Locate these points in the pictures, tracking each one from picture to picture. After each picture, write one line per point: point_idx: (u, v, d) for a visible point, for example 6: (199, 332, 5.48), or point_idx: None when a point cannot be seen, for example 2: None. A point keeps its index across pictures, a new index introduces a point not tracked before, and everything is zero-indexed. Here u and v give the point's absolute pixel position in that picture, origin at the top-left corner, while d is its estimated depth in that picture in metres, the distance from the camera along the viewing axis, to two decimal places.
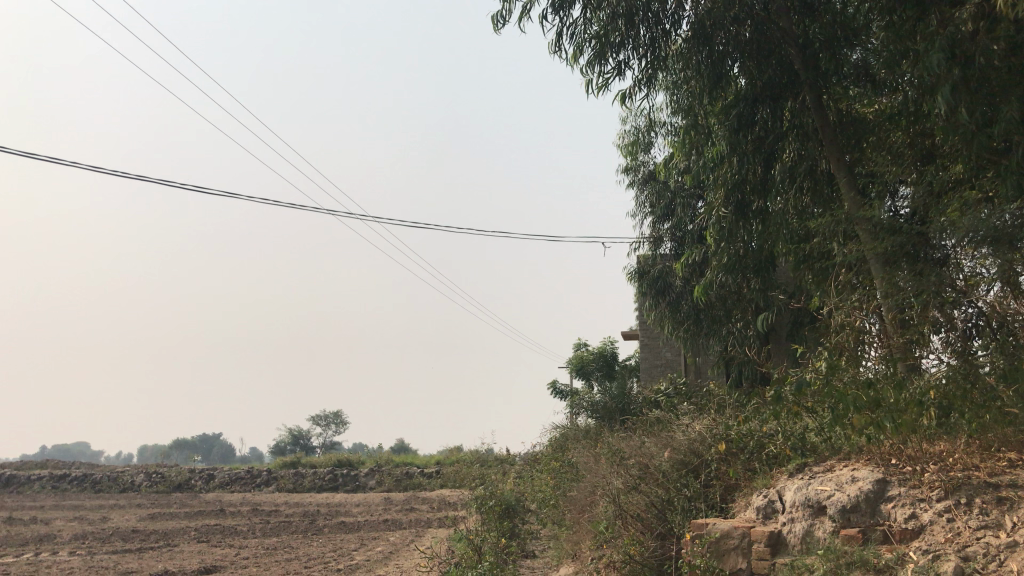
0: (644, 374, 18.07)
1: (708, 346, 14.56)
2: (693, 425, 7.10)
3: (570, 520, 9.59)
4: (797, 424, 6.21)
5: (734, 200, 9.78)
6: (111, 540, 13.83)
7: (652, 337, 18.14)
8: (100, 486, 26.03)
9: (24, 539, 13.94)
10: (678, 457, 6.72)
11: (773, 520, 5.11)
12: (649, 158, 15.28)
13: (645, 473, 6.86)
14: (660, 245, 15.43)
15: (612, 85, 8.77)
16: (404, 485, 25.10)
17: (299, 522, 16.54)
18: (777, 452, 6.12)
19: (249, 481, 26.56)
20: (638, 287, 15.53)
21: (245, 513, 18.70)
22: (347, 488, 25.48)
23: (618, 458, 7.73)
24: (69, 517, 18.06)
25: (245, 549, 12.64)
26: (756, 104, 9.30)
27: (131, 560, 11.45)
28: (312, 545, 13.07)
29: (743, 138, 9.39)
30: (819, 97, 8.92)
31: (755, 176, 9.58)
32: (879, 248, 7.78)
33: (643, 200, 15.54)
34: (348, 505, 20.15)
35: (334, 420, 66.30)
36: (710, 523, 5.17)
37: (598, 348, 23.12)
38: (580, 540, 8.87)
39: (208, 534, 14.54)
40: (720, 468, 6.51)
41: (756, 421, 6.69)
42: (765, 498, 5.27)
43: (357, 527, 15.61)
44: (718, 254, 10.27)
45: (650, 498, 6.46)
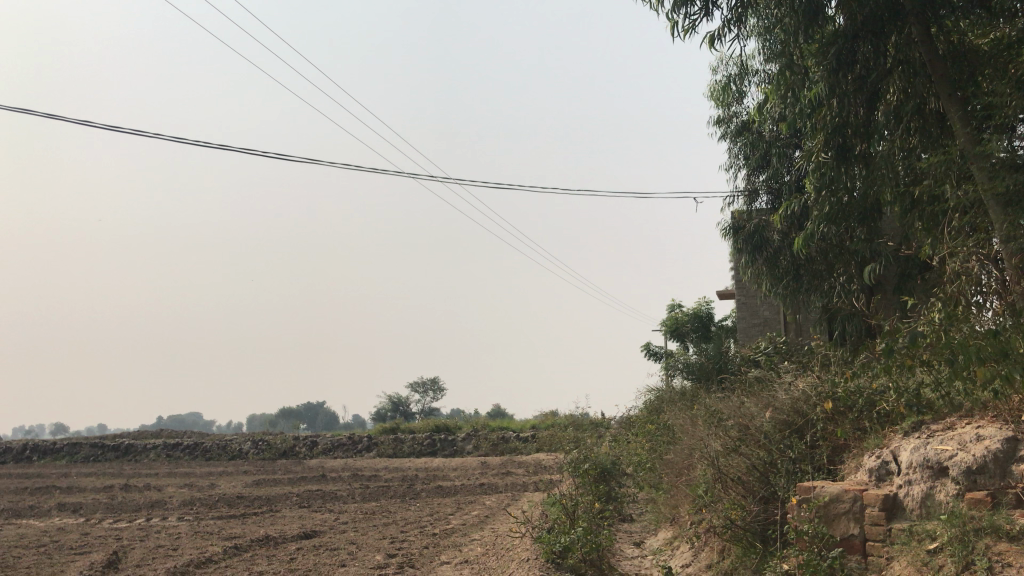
0: (741, 334, 17.50)
1: (808, 302, 13.92)
2: (795, 384, 6.70)
3: (667, 484, 9.34)
4: (912, 380, 5.73)
5: (835, 144, 9.12)
6: (218, 506, 14.25)
7: (750, 295, 17.51)
8: (211, 454, 27.06)
9: (137, 505, 14.51)
10: (782, 416, 6.34)
11: (887, 482, 4.69)
12: (741, 108, 14.64)
13: (745, 434, 6.52)
14: (755, 199, 14.80)
15: (698, 27, 8.27)
16: (501, 450, 25.23)
17: (398, 486, 16.76)
18: (890, 409, 5.67)
19: (351, 446, 27.15)
20: (733, 244, 14.94)
21: (346, 478, 19.11)
22: (445, 453, 25.77)
23: (716, 419, 7.41)
24: (180, 484, 18.78)
25: (344, 513, 12.83)
26: (856, 41, 8.66)
27: (236, 525, 11.76)
28: (410, 509, 13.19)
29: (843, 77, 8.80)
30: (927, 29, 8.15)
31: (857, 119, 8.96)
32: (998, 187, 7.12)
33: (735, 152, 14.88)
34: (446, 469, 20.35)
35: (432, 387, 67.42)
36: (817, 487, 4.82)
37: (693, 309, 22.60)
38: (679, 505, 8.60)
39: (310, 500, 14.84)
40: (826, 428, 6.10)
41: (865, 378, 6.26)
42: (878, 458, 4.85)
43: (455, 491, 15.69)
44: (819, 204, 9.66)
45: (751, 461, 6.13)
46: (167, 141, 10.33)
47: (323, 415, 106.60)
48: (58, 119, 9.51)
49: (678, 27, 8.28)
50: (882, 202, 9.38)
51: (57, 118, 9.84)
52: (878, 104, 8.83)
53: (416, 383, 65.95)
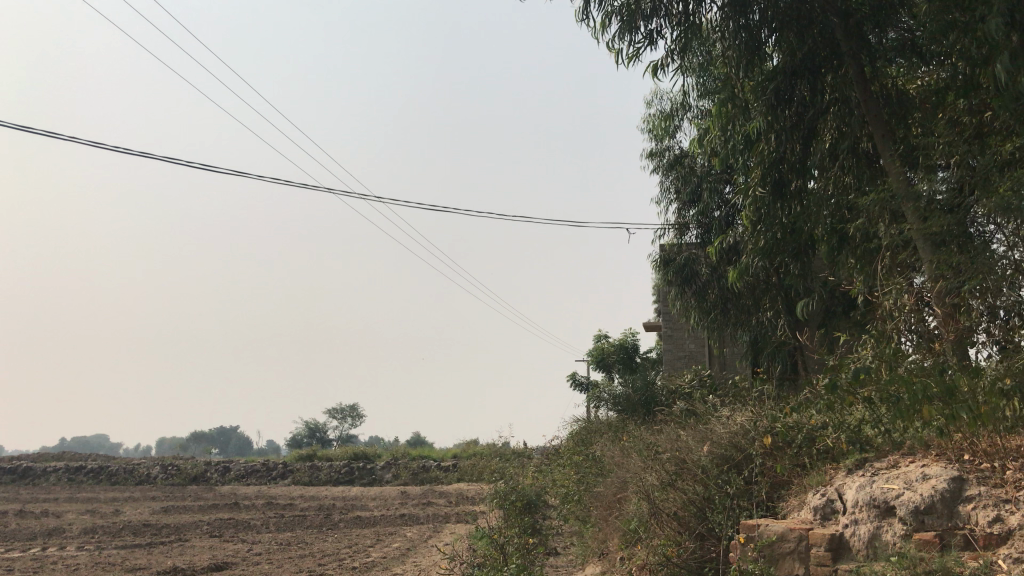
0: (667, 366, 17.54)
1: (735, 336, 14.17)
2: (733, 417, 6.60)
3: (595, 518, 9.14)
4: (853, 415, 5.69)
5: (772, 179, 9.18)
6: (121, 534, 13.47)
7: (676, 328, 17.61)
8: (116, 479, 25.82)
9: (32, 533, 13.59)
10: (719, 451, 6.22)
11: (832, 521, 4.58)
12: (675, 142, 14.78)
13: (681, 468, 6.37)
14: (686, 233, 14.84)
15: (642, 55, 8.24)
16: (421, 479, 24.73)
17: (314, 516, 16.17)
18: (830, 446, 5.61)
19: (265, 473, 26.25)
20: (663, 276, 14.90)
21: (259, 507, 18.37)
22: (363, 481, 25.12)
23: (652, 451, 7.26)
24: (81, 510, 17.76)
25: (258, 544, 12.24)
26: (794, 79, 8.76)
27: (140, 556, 11.07)
28: (327, 540, 12.67)
29: (781, 113, 8.86)
30: (863, 71, 8.28)
31: (794, 155, 9.03)
32: (929, 226, 7.21)
33: (666, 186, 14.94)
34: (365, 499, 19.79)
35: (350, 413, 66.12)
36: (762, 525, 4.69)
37: (619, 340, 22.63)
38: (608, 540, 8.40)
39: (221, 529, 14.16)
40: (764, 463, 5.98)
41: (805, 413, 6.21)
42: (822, 496, 4.75)
43: (374, 521, 15.19)
44: (754, 237, 9.69)
45: (687, 496, 6.00)
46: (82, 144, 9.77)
47: (236, 440, 103.68)
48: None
49: (622, 55, 8.24)
50: (815, 239, 9.46)
51: None
52: (815, 141, 8.94)
53: (334, 409, 64.72)
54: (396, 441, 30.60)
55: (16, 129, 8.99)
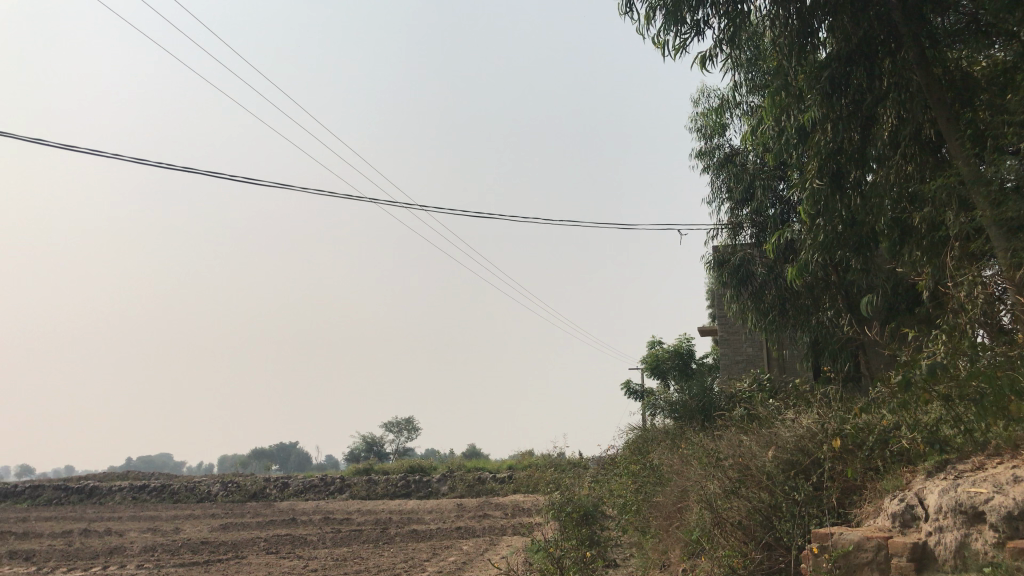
0: (724, 370, 17.11)
1: (795, 337, 13.72)
2: (798, 420, 6.27)
3: (655, 527, 8.84)
4: (927, 415, 5.31)
5: (829, 170, 8.81)
6: (181, 552, 13.51)
7: (733, 332, 17.14)
8: (178, 497, 26.14)
9: (94, 552, 13.73)
10: (785, 456, 5.90)
11: (913, 528, 4.24)
12: (724, 140, 14.44)
13: (745, 475, 6.08)
14: (740, 232, 14.44)
15: (689, 46, 7.97)
16: (477, 491, 24.56)
17: (371, 530, 16.08)
18: (906, 447, 5.26)
19: (323, 488, 26.34)
20: (717, 277, 14.52)
21: (316, 522, 18.36)
22: (420, 494, 25.03)
23: (713, 456, 6.95)
24: (143, 529, 17.95)
25: (314, 560, 12.16)
26: (850, 65, 8.37)
27: (197, 573, 11.05)
28: (383, 555, 12.54)
29: (837, 101, 8.48)
30: (922, 53, 7.86)
31: (852, 145, 8.65)
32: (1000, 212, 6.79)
33: (718, 185, 14.57)
34: (421, 512, 19.67)
35: (406, 427, 66.34)
36: (835, 534, 4.37)
37: (674, 345, 22.22)
38: (670, 553, 8.08)
39: (279, 545, 14.13)
40: (834, 467, 5.62)
41: (876, 413, 5.84)
42: (901, 502, 4.41)
43: (430, 535, 15.03)
44: (813, 232, 9.33)
45: (752, 504, 5.70)
46: (130, 161, 9.76)
47: (295, 455, 104.88)
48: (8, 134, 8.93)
49: (668, 46, 7.97)
50: (878, 231, 9.06)
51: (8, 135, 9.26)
52: (874, 129, 8.55)
53: (391, 423, 65.10)
54: (451, 453, 30.50)
55: (60, 149, 9.01)
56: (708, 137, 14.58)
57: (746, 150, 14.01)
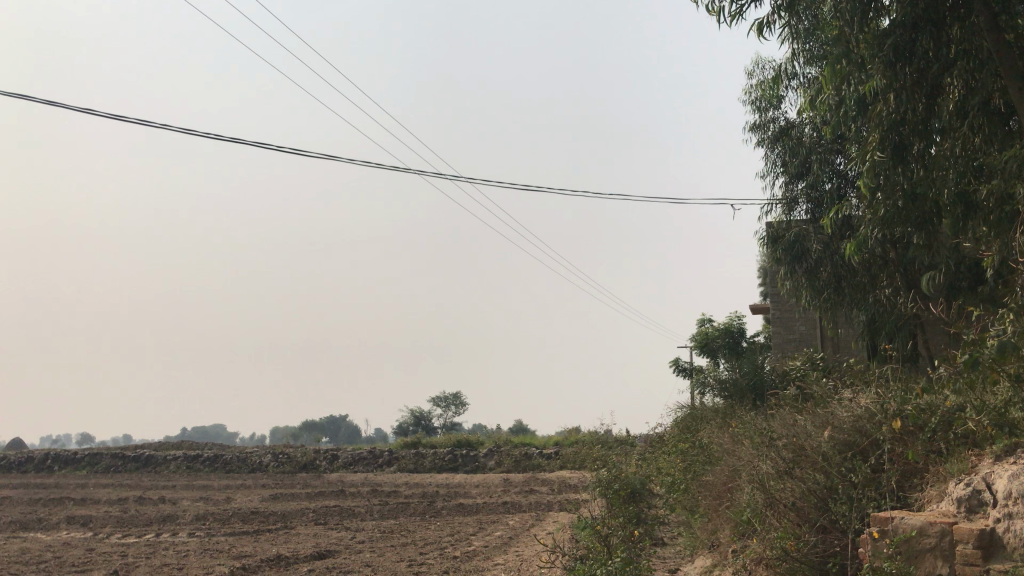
0: (776, 349, 16.79)
1: (851, 316, 13.44)
2: (856, 399, 6.07)
3: (704, 507, 8.70)
4: (995, 396, 5.06)
5: (891, 142, 8.41)
6: (231, 521, 13.72)
7: (785, 310, 16.80)
8: (230, 467, 26.64)
9: (147, 519, 13.98)
10: (841, 436, 5.71)
11: (980, 514, 4.04)
12: (779, 113, 14.09)
13: (800, 456, 5.92)
14: (794, 208, 14.08)
15: (746, 13, 7.70)
16: (524, 467, 24.59)
17: (418, 503, 16.17)
18: (971, 430, 5.04)
19: (371, 461, 26.61)
20: (771, 254, 14.19)
21: (364, 494, 18.55)
22: (466, 468, 25.15)
23: (765, 436, 6.78)
24: (196, 497, 18.31)
25: (362, 532, 12.25)
26: (915, 32, 8.02)
27: (247, 543, 11.19)
28: (429, 528, 12.58)
29: (901, 69, 8.14)
30: (993, 19, 7.48)
31: (915, 115, 8.30)
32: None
33: (772, 159, 14.21)
34: (467, 486, 19.73)
35: (454, 402, 66.76)
36: (896, 518, 4.20)
37: (724, 323, 21.90)
38: (719, 533, 7.94)
39: (327, 517, 14.28)
40: (893, 449, 5.43)
41: (940, 394, 5.60)
42: (967, 486, 4.20)
43: (476, 509, 15.05)
44: (873, 207, 9.02)
45: (807, 485, 5.55)
46: (180, 132, 9.69)
47: (344, 428, 106.41)
48: (57, 105, 8.87)
49: (724, 12, 7.72)
50: (941, 206, 8.73)
51: (56, 104, 9.14)
52: (939, 99, 8.21)
53: (439, 398, 65.57)
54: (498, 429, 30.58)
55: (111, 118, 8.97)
56: (762, 110, 14.22)
57: (802, 123, 13.62)
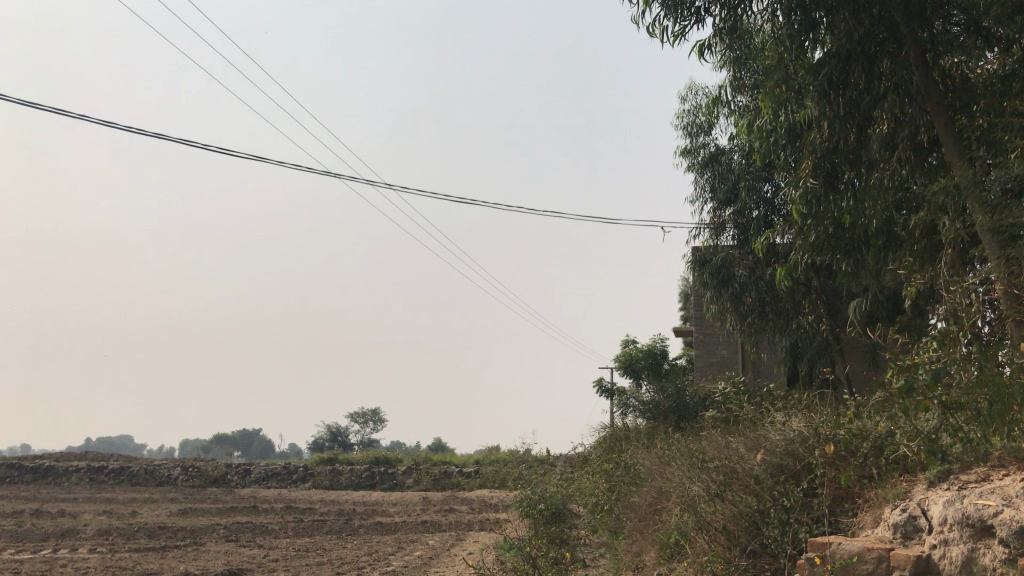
0: (698, 372, 16.95)
1: (773, 341, 13.73)
2: (789, 422, 6.05)
3: (629, 528, 8.62)
4: (925, 423, 5.08)
5: (824, 170, 8.63)
6: (137, 537, 13.09)
7: (709, 334, 16.98)
8: (137, 480, 25.58)
9: (45, 534, 13.23)
10: (774, 460, 5.69)
11: (916, 541, 4.03)
12: (711, 138, 14.29)
13: (732, 478, 5.88)
14: (722, 233, 14.17)
15: (688, 34, 7.73)
16: (443, 485, 24.28)
17: (334, 521, 15.73)
18: (904, 455, 5.05)
19: (286, 476, 25.91)
20: (699, 277, 14.25)
21: (278, 510, 17.98)
22: (384, 486, 24.70)
23: (695, 458, 6.74)
24: (98, 511, 17.45)
25: (275, 550, 11.81)
26: (848, 64, 8.17)
27: (153, 560, 10.64)
28: (346, 547, 12.20)
29: (835, 98, 8.29)
30: (923, 55, 7.66)
31: (847, 144, 8.48)
32: (987, 221, 6.54)
33: (702, 183, 14.35)
34: (386, 503, 19.34)
35: (372, 418, 65.82)
36: (834, 543, 4.16)
37: (647, 345, 22.11)
38: (644, 556, 7.85)
39: (239, 533, 13.75)
40: (825, 474, 5.40)
41: (871, 420, 5.62)
42: (902, 512, 4.20)
43: (395, 528, 14.71)
44: (804, 233, 9.16)
45: (739, 508, 5.51)
46: (98, 123, 9.18)
47: (258, 443, 103.88)
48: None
49: (667, 32, 7.74)
50: (867, 235, 8.89)
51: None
52: (870, 131, 8.39)
53: (357, 414, 64.65)
54: (418, 446, 30.18)
55: (25, 105, 8.42)
56: (693, 136, 14.41)
57: (731, 150, 13.84)
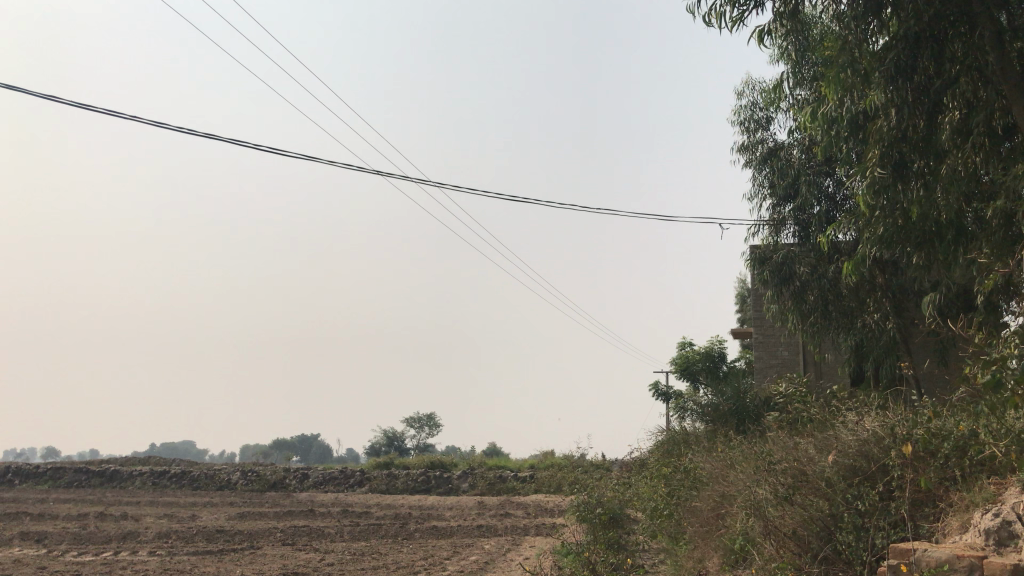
0: (758, 373, 16.48)
1: (837, 341, 13.29)
2: (862, 422, 5.71)
3: (690, 533, 8.33)
4: (1015, 422, 4.72)
5: (891, 160, 8.21)
6: (196, 540, 13.17)
7: (769, 334, 16.53)
8: (198, 484, 25.93)
9: (108, 536, 13.38)
10: (846, 462, 5.35)
11: (1013, 549, 3.71)
12: (769, 133, 13.88)
13: (801, 481, 5.58)
14: (782, 231, 13.72)
15: (747, 20, 7.44)
16: (499, 489, 24.12)
17: (390, 525, 15.65)
18: (992, 457, 4.70)
19: (343, 481, 26.01)
20: (758, 276, 13.81)
21: (335, 514, 18.00)
22: (440, 490, 24.63)
23: (761, 461, 6.43)
24: (159, 515, 17.69)
25: (331, 554, 11.75)
26: (917, 47, 7.78)
27: (210, 563, 10.64)
28: (402, 551, 12.09)
29: (903, 84, 7.91)
30: (999, 35, 7.24)
31: (917, 132, 8.09)
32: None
33: (761, 180, 13.94)
34: (441, 508, 19.23)
35: (428, 422, 66.02)
36: (919, 550, 3.86)
37: (705, 347, 21.66)
38: (707, 563, 7.55)
39: (295, 537, 13.75)
40: (903, 476, 5.05)
41: (952, 420, 5.26)
42: (995, 518, 3.87)
43: (451, 532, 14.57)
44: (872, 225, 8.76)
45: (809, 513, 5.21)
46: (149, 124, 9.20)
47: (316, 447, 105.22)
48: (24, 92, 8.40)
49: (725, 18, 7.45)
50: (939, 227, 8.44)
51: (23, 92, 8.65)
52: (941, 117, 7.98)
53: (413, 419, 64.97)
54: (473, 450, 30.07)
55: (76, 106, 8.47)
56: (751, 131, 14.02)
57: (791, 144, 13.42)
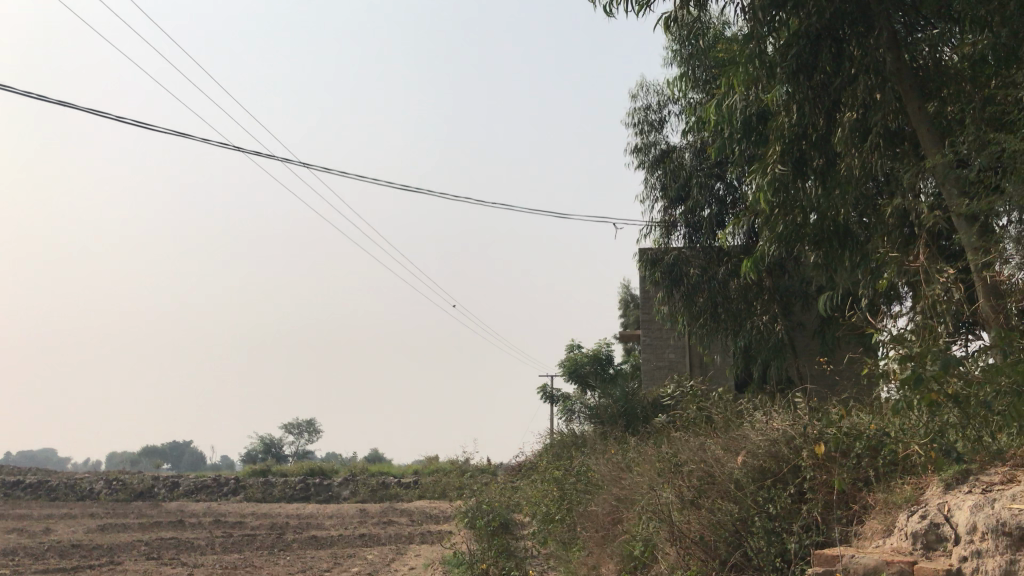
0: (645, 376, 16.47)
1: (726, 343, 13.34)
2: (770, 421, 5.50)
3: (585, 537, 8.03)
4: (931, 421, 4.56)
5: (792, 156, 8.23)
6: (46, 556, 11.99)
7: (657, 336, 16.55)
8: (55, 494, 24.09)
9: None
10: (755, 463, 5.13)
11: (940, 553, 3.51)
12: (662, 137, 13.82)
13: (708, 483, 5.31)
14: (674, 232, 13.53)
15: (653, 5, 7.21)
16: (381, 496, 23.44)
17: (266, 535, 14.79)
18: (906, 454, 4.55)
19: (216, 489, 24.72)
20: (649, 276, 13.65)
21: (205, 525, 16.93)
22: (319, 498, 23.73)
23: (664, 462, 6.18)
24: (7, 529, 16.21)
25: (200, 568, 10.90)
26: (818, 44, 7.71)
27: None
28: (278, 564, 11.33)
29: (804, 82, 7.88)
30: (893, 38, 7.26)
31: (816, 130, 8.09)
32: (970, 239, 5.96)
33: (652, 182, 13.85)
34: (321, 516, 18.42)
35: (307, 429, 64.29)
36: (846, 557, 3.64)
37: (592, 350, 21.63)
38: (603, 568, 7.26)
39: (160, 550, 12.76)
40: (816, 477, 4.83)
41: (860, 418, 5.11)
42: (922, 519, 3.68)
43: (330, 542, 13.86)
44: (769, 223, 8.71)
45: (719, 516, 4.95)
46: None
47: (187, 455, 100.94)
48: None
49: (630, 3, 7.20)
50: (834, 226, 8.44)
51: None
52: (839, 115, 7.97)
53: (291, 425, 63.12)
54: (354, 456, 29.19)
55: None
56: (645, 133, 13.92)
57: (682, 147, 13.41)
